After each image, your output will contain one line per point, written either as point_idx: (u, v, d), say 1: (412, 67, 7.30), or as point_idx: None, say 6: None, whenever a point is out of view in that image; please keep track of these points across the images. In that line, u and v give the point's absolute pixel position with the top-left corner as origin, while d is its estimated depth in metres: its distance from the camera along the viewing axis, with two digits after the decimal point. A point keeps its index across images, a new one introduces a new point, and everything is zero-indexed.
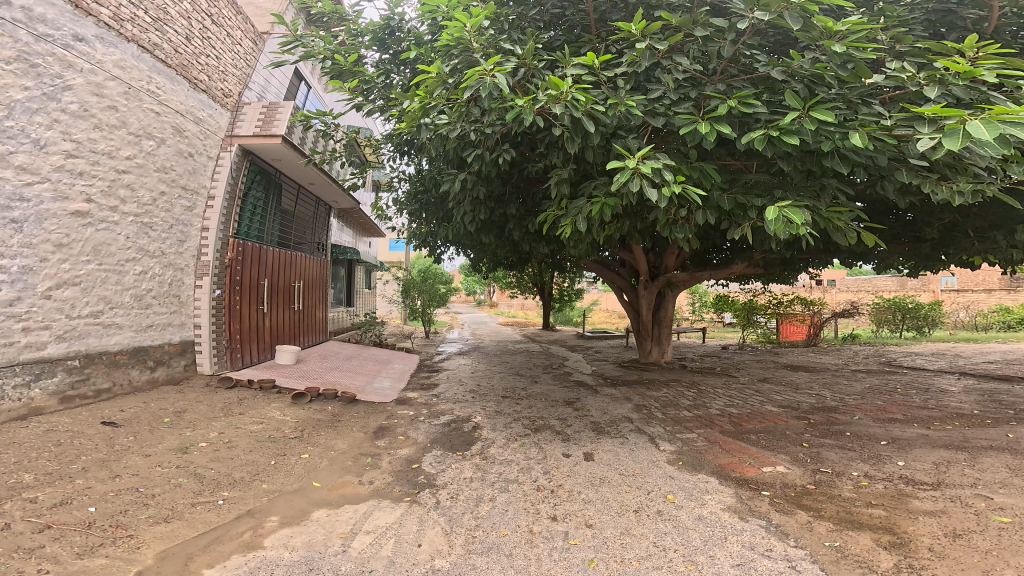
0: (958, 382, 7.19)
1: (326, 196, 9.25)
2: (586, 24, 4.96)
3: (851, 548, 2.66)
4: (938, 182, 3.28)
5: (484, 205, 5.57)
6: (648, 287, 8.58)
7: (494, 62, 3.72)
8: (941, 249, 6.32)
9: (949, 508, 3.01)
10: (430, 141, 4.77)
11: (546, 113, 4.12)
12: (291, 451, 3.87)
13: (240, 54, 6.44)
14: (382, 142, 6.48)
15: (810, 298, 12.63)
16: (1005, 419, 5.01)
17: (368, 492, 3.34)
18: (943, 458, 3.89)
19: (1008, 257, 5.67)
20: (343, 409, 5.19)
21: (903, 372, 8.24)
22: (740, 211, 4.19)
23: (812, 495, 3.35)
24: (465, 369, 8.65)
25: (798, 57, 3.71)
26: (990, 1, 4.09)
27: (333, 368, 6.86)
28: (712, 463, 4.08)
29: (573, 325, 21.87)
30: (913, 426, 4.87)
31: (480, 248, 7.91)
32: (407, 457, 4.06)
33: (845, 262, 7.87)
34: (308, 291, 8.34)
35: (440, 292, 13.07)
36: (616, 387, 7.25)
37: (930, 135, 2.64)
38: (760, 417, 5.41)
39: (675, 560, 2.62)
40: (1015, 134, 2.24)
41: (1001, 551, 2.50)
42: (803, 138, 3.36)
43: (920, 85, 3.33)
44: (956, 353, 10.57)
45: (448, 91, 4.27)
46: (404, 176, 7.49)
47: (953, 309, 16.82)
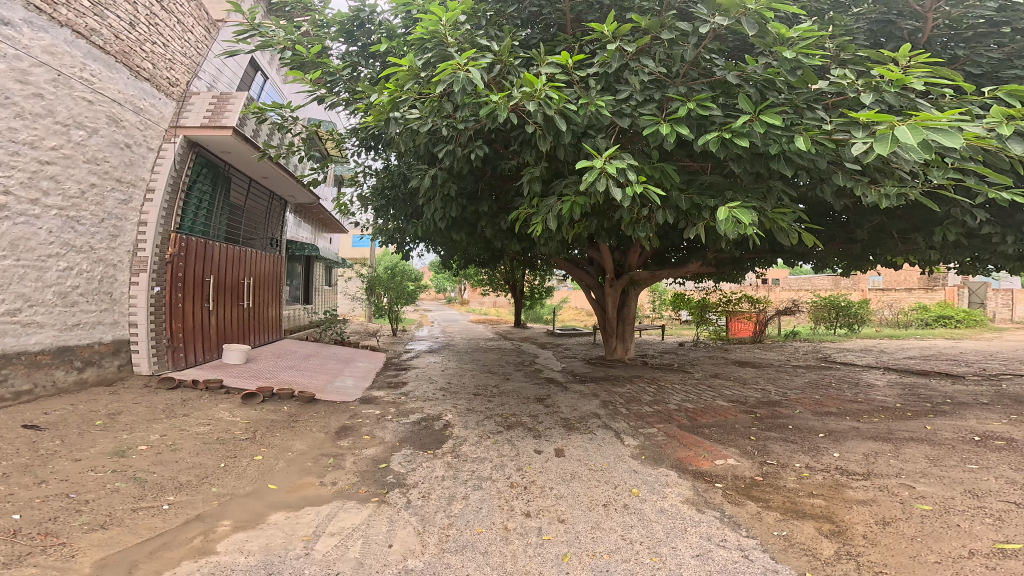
0: (883, 376, 7.67)
1: (282, 190, 8.99)
2: (561, 23, 5.02)
3: (797, 537, 2.79)
4: (867, 185, 3.50)
5: (454, 202, 5.53)
6: (614, 284, 8.74)
7: (468, 57, 3.69)
8: (869, 249, 6.56)
9: (878, 496, 3.20)
10: (398, 136, 4.62)
11: (520, 110, 4.14)
12: (242, 453, 3.77)
13: (191, 42, 6.20)
14: (346, 137, 6.33)
15: (758, 297, 13.15)
16: (924, 411, 5.36)
17: (332, 492, 3.29)
18: (872, 449, 4.12)
19: (927, 258, 5.99)
20: (301, 409, 5.08)
21: (837, 367, 8.70)
22: (696, 212, 4.32)
23: (759, 487, 3.49)
24: (435, 367, 8.60)
25: (754, 62, 3.85)
26: (925, 13, 4.40)
27: (288, 368, 6.69)
28: (671, 457, 4.19)
29: (543, 322, 22.05)
30: (846, 419, 5.13)
31: (449, 245, 7.84)
32: (374, 457, 4.01)
33: (787, 262, 8.24)
34: (259, 288, 8.11)
35: (407, 289, 12.94)
36: (585, 383, 7.38)
37: (864, 139, 2.76)
38: (713, 412, 5.58)
39: (641, 552, 2.69)
40: (938, 141, 2.37)
41: (924, 537, 2.67)
42: (752, 140, 3.51)
43: (858, 92, 3.49)
44: (883, 349, 11.28)
45: (420, 85, 4.19)
46: (370, 171, 7.34)
47: (889, 307, 17.88)
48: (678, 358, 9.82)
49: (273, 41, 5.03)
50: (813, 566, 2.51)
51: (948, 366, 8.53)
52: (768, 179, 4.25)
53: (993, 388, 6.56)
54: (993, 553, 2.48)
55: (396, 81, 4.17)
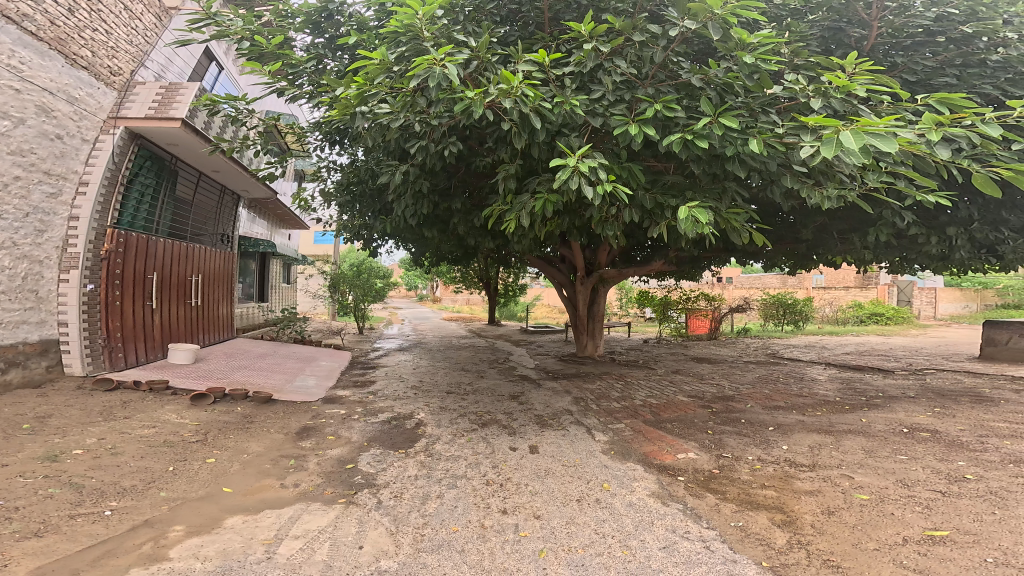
0: (825, 371, 8.04)
1: (235, 184, 8.72)
2: (540, 21, 5.03)
3: (752, 527, 2.89)
4: (811, 188, 3.65)
5: (427, 199, 5.45)
6: (584, 282, 8.84)
7: (444, 52, 3.62)
8: (814, 249, 6.83)
9: (823, 487, 3.34)
10: (366, 131, 4.47)
11: (496, 107, 4.11)
12: (193, 456, 3.64)
13: (139, 29, 5.96)
14: (308, 131, 6.14)
15: (712, 294, 13.60)
16: (861, 404, 5.63)
17: (294, 494, 3.20)
18: (815, 441, 4.31)
19: (862, 258, 6.18)
20: (257, 410, 4.95)
21: (783, 362, 9.07)
22: (660, 211, 4.41)
23: (717, 479, 3.60)
24: (406, 366, 8.52)
25: (716, 66, 3.95)
26: (871, 22, 4.62)
27: (241, 367, 6.51)
28: (637, 452, 4.27)
29: (517, 320, 22.09)
30: (792, 412, 5.34)
31: (421, 242, 7.75)
32: (339, 457, 3.94)
33: (740, 261, 8.47)
34: (208, 286, 7.86)
35: (375, 286, 12.78)
36: (557, 379, 7.47)
37: (812, 143, 2.84)
38: (675, 407, 5.72)
39: (613, 545, 2.73)
40: (874, 145, 2.47)
41: (864, 526, 2.80)
42: (712, 142, 3.61)
43: (808, 97, 3.62)
44: (821, 344, 11.84)
45: (392, 79, 4.09)
46: (334, 166, 7.19)
47: (830, 303, 18.78)
48: (642, 355, 10.01)
49: (229, 30, 4.83)
50: (768, 555, 2.59)
51: (877, 361, 9.07)
52: (725, 180, 4.37)
53: (919, 382, 6.98)
54: (924, 539, 2.61)
55: (365, 75, 4.05)
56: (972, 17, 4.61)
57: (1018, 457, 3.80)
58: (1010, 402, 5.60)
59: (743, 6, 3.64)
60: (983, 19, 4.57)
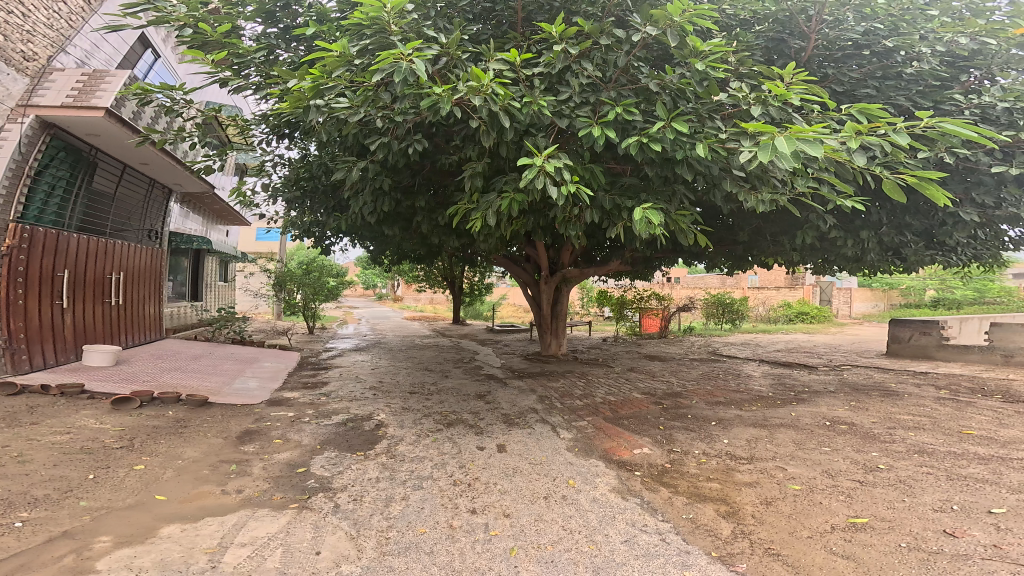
0: (759, 367, 8.41)
1: (165, 178, 8.29)
2: (513, 21, 5.02)
3: (701, 519, 2.97)
4: (748, 192, 3.82)
5: (386, 197, 5.33)
6: (549, 281, 8.95)
7: (412, 46, 3.50)
8: (749, 251, 7.14)
9: (761, 478, 3.48)
10: (319, 124, 4.26)
11: (464, 105, 4.03)
12: (118, 463, 3.45)
13: (61, 12, 5.65)
14: (252, 123, 5.91)
15: (662, 293, 14.00)
16: (791, 399, 5.92)
17: (237, 501, 3.06)
18: (753, 434, 4.49)
19: (790, 259, 6.68)
20: (191, 413, 4.74)
21: (723, 359, 9.43)
22: (619, 213, 4.49)
23: (670, 473, 3.70)
24: (363, 366, 8.36)
25: (673, 71, 4.04)
26: (809, 35, 4.89)
27: (171, 369, 6.27)
28: (598, 448, 4.32)
29: (484, 319, 22.00)
30: (732, 407, 5.54)
31: (379, 240, 7.61)
32: (288, 461, 3.80)
33: (685, 261, 8.63)
34: (131, 284, 7.46)
35: (326, 285, 12.52)
36: (523, 378, 7.48)
37: (750, 148, 2.93)
38: (630, 403, 5.84)
39: (580, 540, 2.76)
40: (804, 151, 2.59)
41: (798, 514, 2.93)
42: (665, 146, 3.72)
43: (750, 105, 3.75)
44: (756, 341, 12.45)
45: (353, 72, 3.94)
46: (281, 161, 6.94)
47: (763, 302, 19.72)
48: (601, 353, 10.20)
49: (170, 16, 4.50)
50: (716, 546, 2.67)
51: (803, 357, 9.57)
52: (675, 183, 4.53)
53: (838, 376, 7.43)
54: (848, 526, 2.76)
55: (322, 67, 3.85)
56: (894, 31, 4.84)
57: (921, 446, 4.08)
58: (914, 396, 6.02)
59: (699, 15, 3.78)
60: (904, 34, 4.78)
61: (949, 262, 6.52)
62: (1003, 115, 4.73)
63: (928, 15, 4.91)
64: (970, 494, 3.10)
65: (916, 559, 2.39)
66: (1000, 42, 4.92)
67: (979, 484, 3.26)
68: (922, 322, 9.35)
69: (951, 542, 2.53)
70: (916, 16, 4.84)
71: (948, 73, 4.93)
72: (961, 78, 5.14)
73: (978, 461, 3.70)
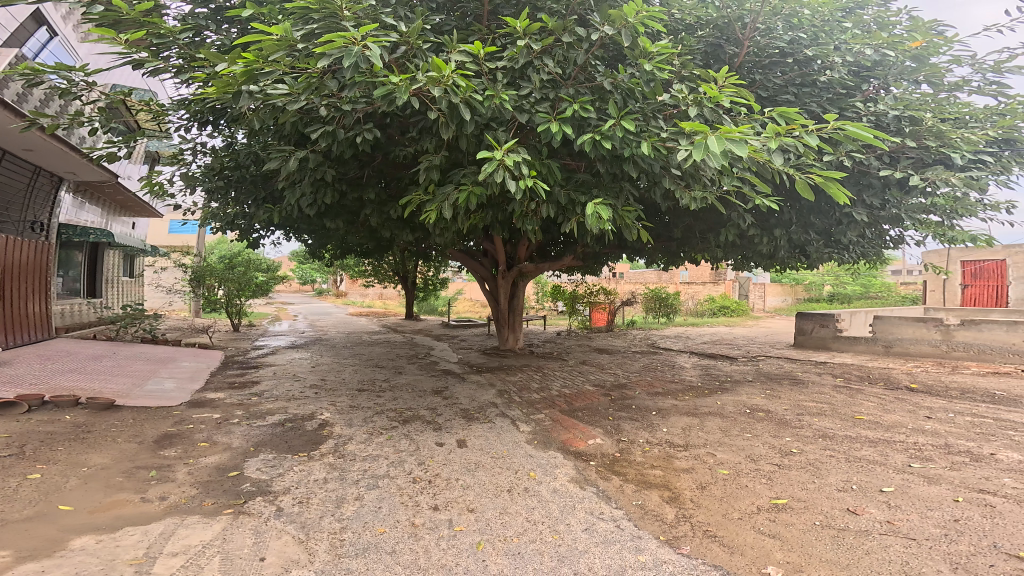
0: (691, 358, 8.77)
1: (57, 165, 7.69)
2: (478, 14, 4.96)
3: (649, 505, 3.08)
4: (684, 190, 4.00)
5: (331, 188, 5.15)
6: (505, 276, 8.95)
7: (365, 30, 3.28)
8: (681, 248, 7.38)
9: (696, 465, 3.63)
10: (255, 111, 4.02)
11: (422, 95, 3.92)
12: (11, 473, 3.21)
13: None
14: (169, 110, 5.58)
15: (610, 288, 14.31)
16: (718, 388, 6.21)
17: (161, 509, 2.91)
18: (686, 423, 4.69)
19: (715, 255, 6.87)
20: (93, 418, 4.47)
21: (660, 351, 9.78)
22: (574, 208, 4.56)
23: (621, 462, 3.81)
24: (303, 364, 8.11)
25: (624, 70, 4.13)
26: (741, 42, 5.12)
27: (67, 371, 5.85)
28: (556, 440, 4.39)
29: (438, 314, 21.81)
30: (669, 397, 5.75)
31: (319, 233, 7.33)
32: (217, 465, 3.65)
33: (629, 257, 8.79)
34: (8, 280, 6.97)
35: (254, 282, 12.11)
36: (481, 373, 7.49)
37: (687, 147, 3.03)
38: (582, 395, 5.97)
39: (544, 531, 2.80)
40: (732, 150, 2.73)
41: (729, 497, 3.09)
42: (616, 144, 3.80)
43: (687, 106, 3.91)
44: (686, 334, 13.02)
45: (295, 58, 3.72)
46: (203, 150, 6.54)
47: (693, 297, 20.70)
48: (554, 347, 10.35)
49: None
50: (664, 529, 2.78)
51: (725, 349, 10.09)
52: (622, 179, 4.69)
53: (755, 367, 7.86)
54: (771, 507, 2.93)
55: (256, 51, 3.58)
56: (814, 41, 5.12)
57: (825, 431, 4.38)
58: (816, 384, 6.46)
59: (651, 17, 3.84)
60: (822, 44, 5.06)
61: (841, 257, 7.06)
62: (892, 123, 5.03)
63: (843, 27, 5.19)
64: (865, 475, 3.35)
65: (829, 536, 2.58)
66: (898, 55, 5.19)
67: (872, 465, 3.53)
68: (821, 315, 9.92)
69: (854, 519, 2.74)
70: (834, 28, 5.09)
71: (853, 82, 5.20)
72: (863, 87, 5.42)
73: (870, 444, 4.02)
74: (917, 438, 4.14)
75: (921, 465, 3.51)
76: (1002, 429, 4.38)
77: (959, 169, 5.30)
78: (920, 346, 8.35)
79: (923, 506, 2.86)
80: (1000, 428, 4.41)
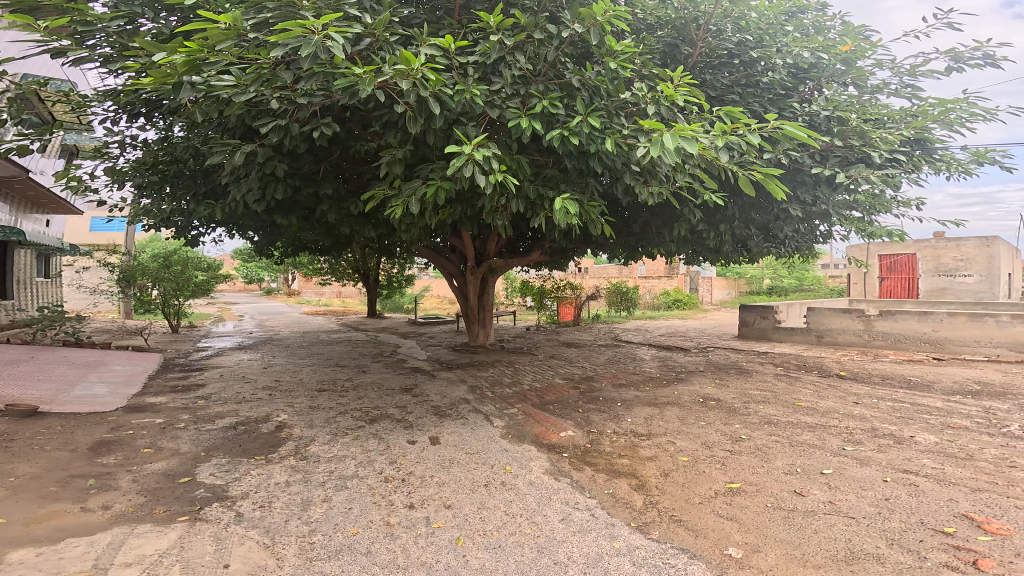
0: (650, 350, 8.97)
1: None
2: (449, 8, 4.88)
3: (619, 493, 3.14)
4: (643, 187, 4.12)
5: (284, 184, 4.99)
6: (473, 272, 8.95)
7: (327, 19, 3.18)
8: (638, 244, 7.52)
9: (659, 453, 3.73)
10: (199, 102, 3.84)
11: (388, 89, 3.83)
12: None
13: None
14: (92, 100, 5.28)
15: (576, 283, 14.45)
16: (676, 379, 6.37)
17: (105, 519, 2.81)
18: (648, 413, 4.81)
19: (669, 250, 7.03)
20: (17, 427, 4.24)
21: (624, 344, 9.98)
22: (542, 203, 4.58)
23: (593, 452, 3.88)
24: (253, 365, 7.91)
25: (591, 68, 4.19)
26: (696, 42, 5.23)
27: None
28: (530, 434, 4.44)
29: (404, 311, 21.58)
30: (631, 389, 5.86)
31: (268, 231, 7.09)
32: (165, 472, 3.54)
33: (593, 253, 8.91)
34: None
35: (192, 282, 11.70)
36: (451, 369, 7.49)
37: (646, 144, 3.13)
38: (553, 389, 6.03)
39: (522, 523, 2.83)
40: (685, 147, 2.83)
41: (691, 483, 3.19)
42: (584, 140, 3.86)
43: (647, 104, 4.01)
44: (644, 327, 13.32)
45: (246, 48, 3.58)
46: (134, 143, 6.21)
47: (649, 291, 21.09)
48: (523, 342, 10.42)
49: None
50: (634, 516, 2.85)
51: (678, 341, 10.38)
52: (587, 175, 4.74)
53: (705, 357, 8.09)
54: (727, 491, 3.04)
55: (201, 40, 3.42)
56: (759, 43, 5.33)
57: (769, 418, 4.56)
58: (759, 372, 6.73)
59: (618, 16, 3.90)
60: (766, 46, 5.28)
61: (778, 252, 7.45)
62: (824, 123, 5.26)
63: (785, 30, 5.45)
64: (807, 458, 3.52)
65: (781, 517, 2.69)
66: (829, 57, 5.48)
67: (812, 448, 3.70)
68: (762, 306, 10.26)
69: (801, 500, 2.87)
70: (777, 32, 5.35)
71: (791, 83, 5.45)
72: (799, 89, 5.62)
73: (810, 429, 4.20)
74: (848, 422, 4.37)
75: (854, 448, 3.72)
76: (918, 412, 4.67)
77: (877, 168, 5.49)
78: (847, 335, 8.85)
79: (858, 486, 3.03)
80: (917, 411, 4.71)
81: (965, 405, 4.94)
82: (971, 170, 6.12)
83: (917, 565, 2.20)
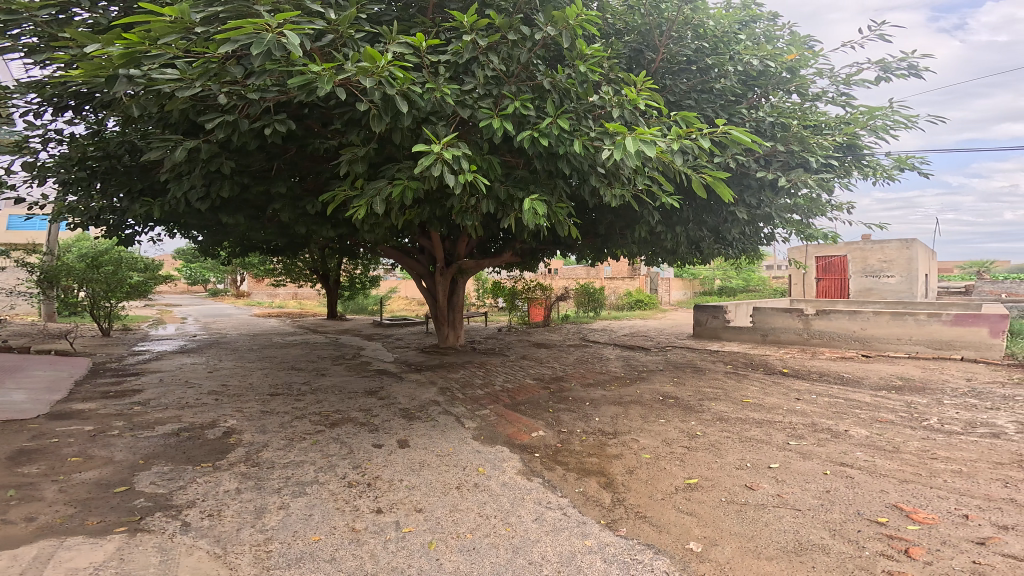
0: (614, 350, 9.12)
1: None
2: (421, 6, 4.83)
3: (589, 491, 3.17)
4: (608, 188, 4.18)
5: (232, 181, 4.84)
6: (443, 273, 8.89)
7: (281, 16, 3.09)
8: (603, 244, 7.62)
9: (625, 451, 3.78)
10: (142, 97, 3.68)
11: (351, 86, 3.75)
12: None
13: None
14: (14, 91, 4.99)
15: (546, 284, 14.57)
16: (638, 378, 6.47)
17: (30, 532, 2.68)
18: (614, 411, 4.87)
19: (631, 250, 7.16)
20: None
21: (592, 344, 10.10)
22: (510, 204, 4.58)
23: (563, 451, 3.91)
24: (198, 370, 7.66)
25: (561, 71, 4.22)
26: (659, 47, 5.35)
27: None
28: (502, 435, 4.43)
29: (370, 312, 21.30)
30: (597, 388, 5.92)
31: (213, 230, 6.87)
32: (99, 482, 3.40)
33: (562, 254, 8.98)
34: None
35: (128, 283, 11.27)
36: (421, 371, 7.43)
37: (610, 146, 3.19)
38: (525, 389, 6.06)
39: (496, 524, 2.83)
40: (644, 149, 2.90)
41: (651, 480, 3.24)
42: (552, 142, 3.89)
43: (610, 108, 4.08)
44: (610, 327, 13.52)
45: (192, 42, 3.45)
46: (62, 137, 5.89)
47: (612, 291, 21.39)
48: (494, 342, 10.43)
49: None
50: (603, 514, 2.88)
51: (640, 340, 10.57)
52: (556, 176, 4.77)
53: (662, 357, 8.25)
54: (686, 487, 3.11)
55: (141, 33, 3.28)
56: (715, 51, 5.49)
57: (721, 414, 4.69)
58: (711, 370, 6.89)
59: (589, 20, 3.95)
60: (720, 54, 5.45)
61: (727, 252, 7.68)
62: (769, 129, 5.48)
63: (738, 38, 5.62)
64: (756, 453, 3.62)
65: (734, 511, 2.77)
66: (775, 65, 5.67)
67: (760, 443, 3.81)
68: (713, 306, 10.52)
69: (753, 494, 2.95)
70: (730, 40, 5.49)
71: (744, 89, 5.61)
72: (749, 95, 5.77)
73: (759, 425, 4.33)
74: (792, 418, 4.52)
75: (797, 443, 3.84)
76: (851, 407, 4.87)
77: (814, 172, 5.75)
78: (789, 334, 9.13)
79: (802, 479, 3.13)
80: (850, 406, 4.91)
81: (890, 399, 5.18)
82: (894, 176, 6.39)
83: (857, 555, 2.29)
